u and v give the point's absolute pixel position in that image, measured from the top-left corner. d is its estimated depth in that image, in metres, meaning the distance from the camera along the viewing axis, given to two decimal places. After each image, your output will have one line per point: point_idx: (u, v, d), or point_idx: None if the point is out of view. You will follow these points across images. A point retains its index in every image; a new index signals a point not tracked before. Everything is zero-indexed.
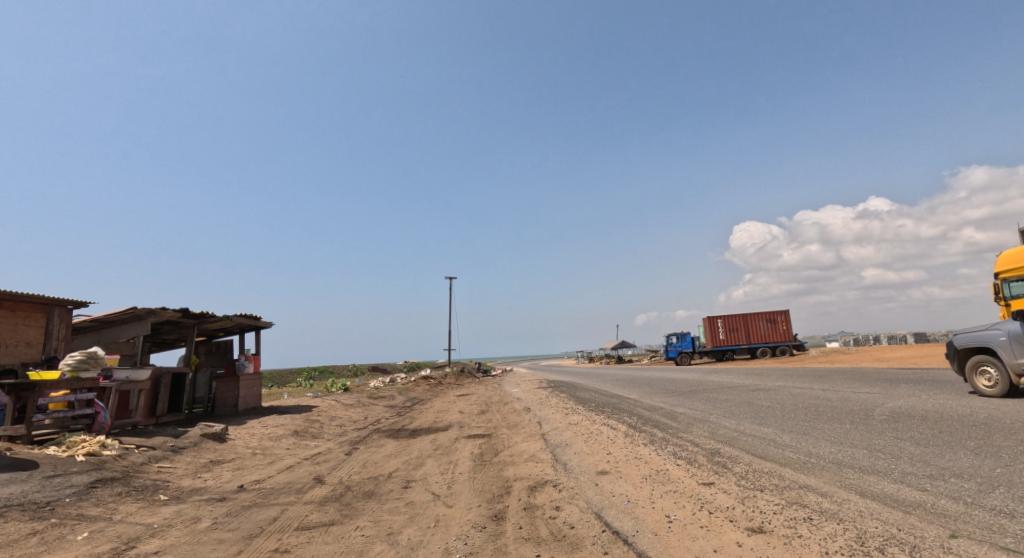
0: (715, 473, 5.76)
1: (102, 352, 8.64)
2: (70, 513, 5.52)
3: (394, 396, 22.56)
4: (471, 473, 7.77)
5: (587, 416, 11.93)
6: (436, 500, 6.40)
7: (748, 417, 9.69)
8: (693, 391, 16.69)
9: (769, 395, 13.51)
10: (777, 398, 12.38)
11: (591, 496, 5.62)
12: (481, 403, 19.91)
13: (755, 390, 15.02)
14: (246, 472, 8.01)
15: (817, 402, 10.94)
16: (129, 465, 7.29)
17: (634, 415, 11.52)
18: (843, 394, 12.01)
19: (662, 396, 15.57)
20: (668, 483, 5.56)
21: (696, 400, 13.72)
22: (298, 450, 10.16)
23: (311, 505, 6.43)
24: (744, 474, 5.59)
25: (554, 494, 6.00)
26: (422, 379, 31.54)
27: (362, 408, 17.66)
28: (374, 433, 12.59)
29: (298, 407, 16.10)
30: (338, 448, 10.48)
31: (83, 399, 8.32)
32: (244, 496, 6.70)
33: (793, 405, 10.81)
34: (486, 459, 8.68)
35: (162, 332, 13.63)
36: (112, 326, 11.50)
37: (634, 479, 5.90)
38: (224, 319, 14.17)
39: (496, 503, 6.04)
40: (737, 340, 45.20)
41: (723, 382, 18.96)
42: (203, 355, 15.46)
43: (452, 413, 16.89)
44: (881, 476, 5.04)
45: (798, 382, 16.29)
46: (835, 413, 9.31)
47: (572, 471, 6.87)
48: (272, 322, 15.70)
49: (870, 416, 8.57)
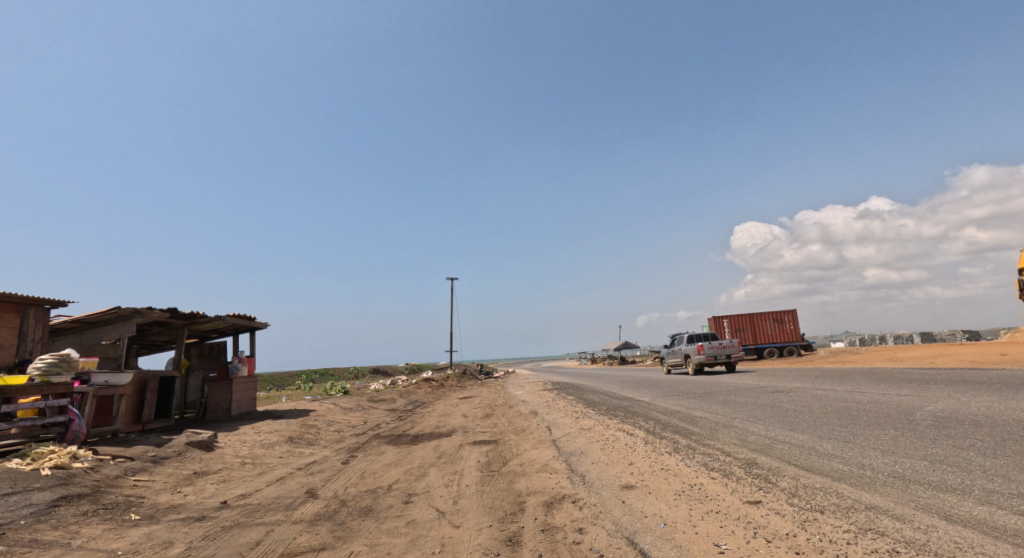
0: (759, 489, 5.04)
1: (76, 354, 8.02)
2: (22, 538, 4.81)
3: (396, 399, 21.85)
4: (479, 486, 7.06)
5: (600, 420, 11.24)
6: (441, 519, 5.71)
7: (777, 422, 8.96)
8: (707, 393, 15.95)
9: (792, 396, 12.77)
10: (802, 400, 11.66)
11: (619, 517, 4.90)
12: (486, 406, 19.21)
13: (775, 392, 14.28)
14: (232, 486, 7.29)
15: (849, 405, 10.19)
16: (101, 479, 6.58)
17: (650, 419, 10.83)
18: (874, 396, 11.27)
19: (675, 399, 14.83)
20: (707, 502, 4.84)
21: (714, 402, 12.99)
22: (291, 459, 9.44)
23: (300, 525, 5.72)
24: (795, 491, 4.86)
25: (576, 513, 5.29)
26: (426, 382, 30.80)
27: (362, 412, 16.94)
28: (373, 438, 11.89)
29: (295, 411, 15.40)
30: (334, 456, 9.79)
31: (56, 405, 7.60)
32: (226, 515, 6.00)
33: (822, 409, 10.06)
34: (495, 469, 7.99)
35: (151, 333, 12.98)
36: (94, 327, 10.84)
37: (666, 496, 5.19)
38: (216, 320, 13.51)
39: (509, 523, 5.34)
40: (744, 340, 44.48)
41: (738, 383, 18.18)
42: (196, 357, 14.81)
43: (455, 417, 16.11)
44: (961, 495, 4.29)
45: (818, 383, 15.51)
46: (872, 417, 8.58)
47: (592, 484, 6.16)
48: (267, 322, 14.99)
49: (914, 421, 7.83)
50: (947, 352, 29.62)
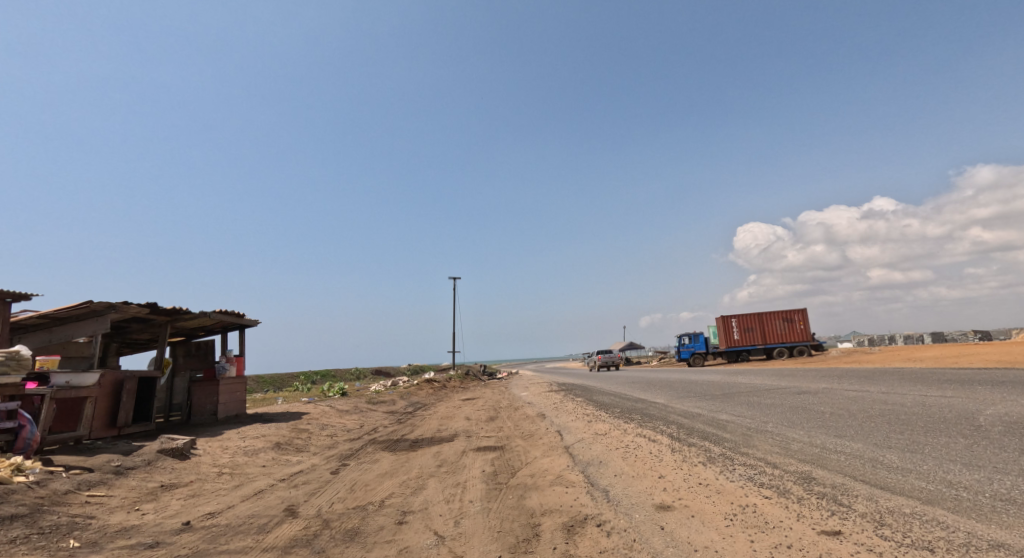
0: (834, 515, 4.05)
1: (27, 352, 7.12)
2: None
3: (395, 401, 20.86)
4: (485, 502, 6.10)
5: (615, 425, 10.28)
6: (440, 546, 4.77)
7: (818, 428, 7.96)
8: (725, 394, 14.95)
9: (822, 398, 11.74)
10: (836, 403, 10.64)
11: (660, 549, 3.92)
12: (490, 407, 18.17)
13: (801, 393, 13.24)
14: (200, 502, 6.35)
15: (893, 409, 9.18)
16: (44, 496, 5.64)
17: (671, 423, 9.86)
18: (916, 398, 10.24)
19: (693, 401, 13.80)
20: (771, 533, 3.86)
21: (737, 404, 11.99)
22: (275, 469, 8.48)
23: (272, 552, 4.79)
24: (881, 519, 3.88)
25: (604, 541, 4.32)
26: (427, 382, 29.90)
27: (359, 415, 16.01)
28: (369, 444, 10.93)
29: (287, 414, 14.45)
30: (322, 465, 8.84)
31: (3, 409, 6.68)
32: (184, 541, 5.05)
33: (864, 413, 9.05)
34: (501, 481, 7.03)
35: (131, 331, 12.10)
36: (65, 323, 9.97)
37: (715, 524, 4.20)
38: (202, 317, 12.62)
39: (522, 553, 4.40)
40: (754, 340, 43.33)
41: (757, 384, 17.13)
42: (182, 357, 13.88)
43: (458, 420, 15.14)
44: None
45: (846, 384, 14.44)
46: (928, 422, 7.57)
47: (620, 504, 5.18)
48: (257, 320, 14.11)
49: (983, 427, 6.81)
50: (968, 352, 28.44)
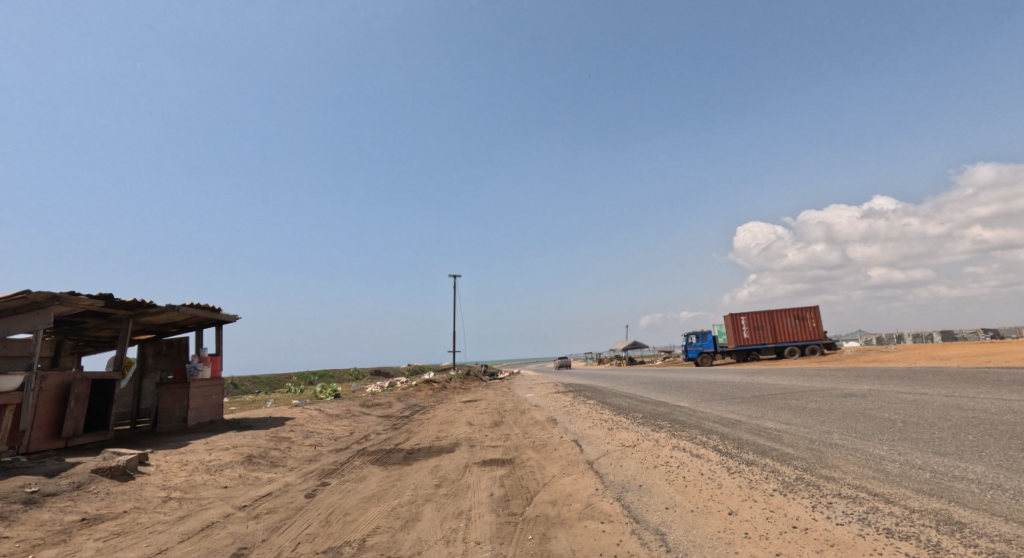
0: None
1: None
2: None
3: (392, 404, 19.37)
4: (496, 546, 4.60)
5: (642, 434, 8.79)
6: None
7: (904, 442, 6.44)
8: (756, 397, 13.42)
9: (876, 402, 10.23)
10: (899, 408, 9.10)
11: None
12: (494, 411, 16.64)
13: (846, 396, 11.70)
14: (124, 544, 4.86)
15: (981, 416, 7.65)
16: None
17: (711, 433, 8.36)
18: (996, 403, 8.69)
19: (723, 404, 12.31)
20: None
21: (779, 409, 10.51)
22: (239, 491, 7.00)
23: None
24: None
25: None
26: (428, 384, 28.47)
27: (350, 420, 14.51)
28: (356, 457, 9.42)
29: (268, 419, 12.97)
30: (298, 485, 7.34)
31: None
32: None
33: (946, 421, 7.53)
34: (514, 512, 5.52)
35: (88, 327, 10.62)
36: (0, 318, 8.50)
37: None
38: (171, 311, 11.16)
39: None
40: (763, 339, 41.79)
41: (786, 385, 15.61)
42: (151, 356, 12.36)
43: (459, 425, 13.61)
44: None
45: (892, 384, 12.92)
46: None
47: None
48: (236, 315, 12.67)
49: None
50: (995, 350, 26.79)
